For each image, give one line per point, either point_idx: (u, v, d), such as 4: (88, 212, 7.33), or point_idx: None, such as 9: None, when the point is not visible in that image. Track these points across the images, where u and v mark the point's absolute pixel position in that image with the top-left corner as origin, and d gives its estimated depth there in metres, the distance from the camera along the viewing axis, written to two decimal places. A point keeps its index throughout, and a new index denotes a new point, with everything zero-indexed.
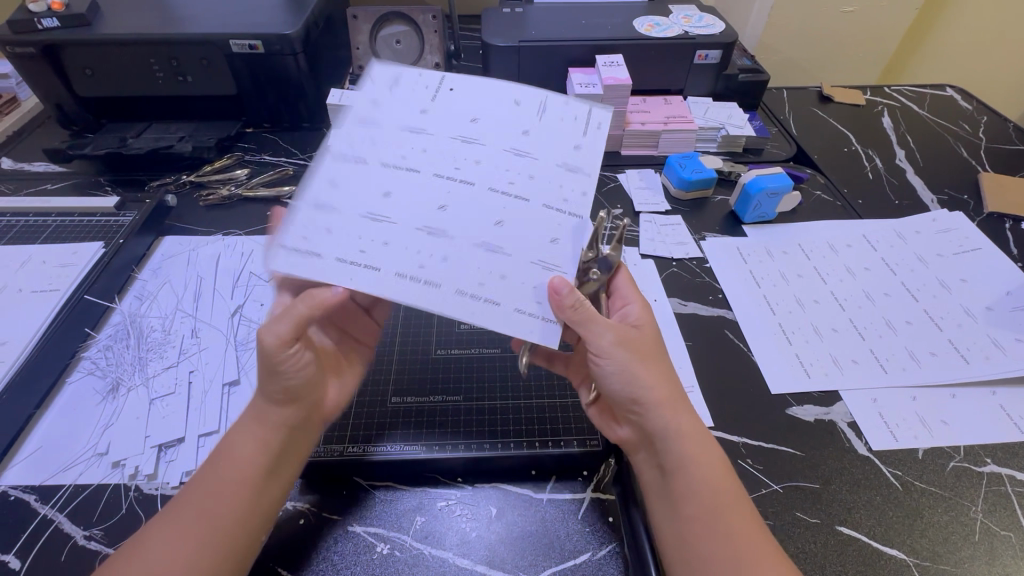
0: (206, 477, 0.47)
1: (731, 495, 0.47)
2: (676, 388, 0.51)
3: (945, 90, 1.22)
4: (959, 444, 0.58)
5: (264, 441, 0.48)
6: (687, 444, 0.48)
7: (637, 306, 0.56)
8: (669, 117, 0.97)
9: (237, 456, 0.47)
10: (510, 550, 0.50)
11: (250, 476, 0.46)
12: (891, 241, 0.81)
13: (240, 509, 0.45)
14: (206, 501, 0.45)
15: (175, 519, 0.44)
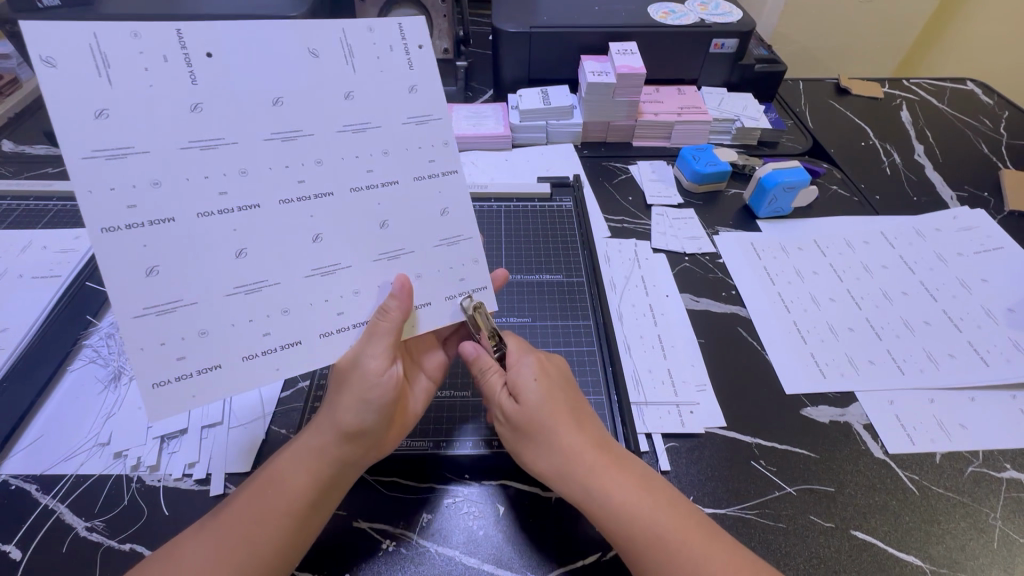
0: (245, 493, 0.45)
1: (652, 542, 0.43)
2: (574, 441, 0.47)
3: (965, 83, 1.19)
4: (978, 448, 0.57)
5: (317, 470, 0.46)
6: (609, 490, 0.45)
7: (527, 361, 0.51)
8: (683, 107, 0.95)
9: (285, 478, 0.45)
10: (519, 548, 0.49)
11: (296, 504, 0.44)
12: (909, 239, 0.79)
13: (273, 538, 0.43)
14: (243, 521, 0.43)
15: (209, 531, 0.43)
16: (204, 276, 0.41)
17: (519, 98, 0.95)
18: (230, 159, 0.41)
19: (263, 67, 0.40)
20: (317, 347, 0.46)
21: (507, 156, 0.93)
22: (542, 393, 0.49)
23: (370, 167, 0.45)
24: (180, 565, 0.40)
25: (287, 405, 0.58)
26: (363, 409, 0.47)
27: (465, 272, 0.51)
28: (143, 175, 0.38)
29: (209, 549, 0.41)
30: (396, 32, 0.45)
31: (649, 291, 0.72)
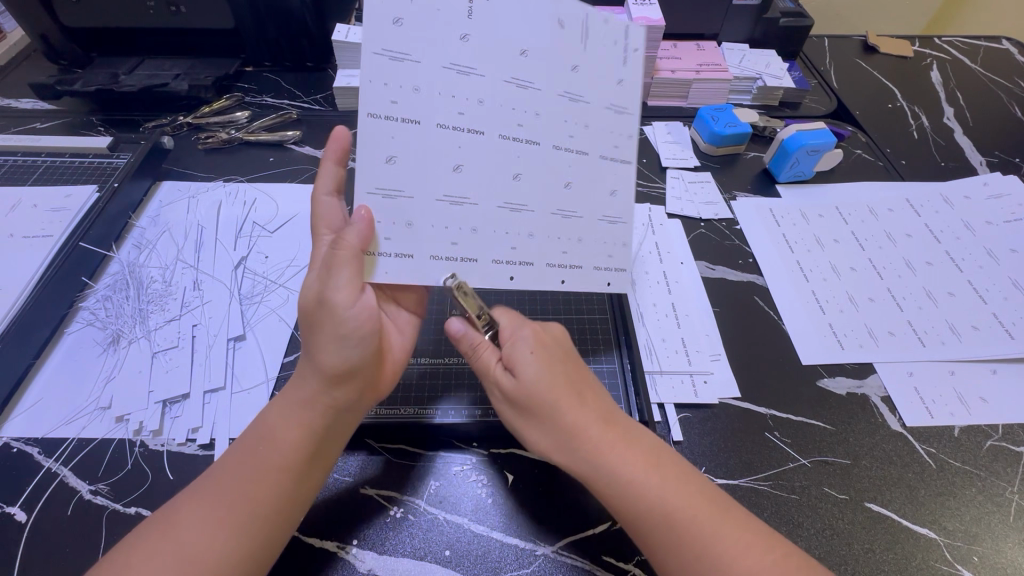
0: (235, 454, 0.44)
1: (658, 519, 0.42)
2: (580, 415, 0.45)
3: (999, 42, 1.13)
4: (999, 422, 0.56)
5: (306, 423, 0.44)
6: (620, 470, 0.43)
7: (528, 333, 0.48)
8: (702, 64, 0.90)
9: (273, 435, 0.44)
10: (528, 517, 0.48)
11: (289, 461, 0.43)
12: (935, 206, 0.76)
13: (271, 496, 0.42)
14: (239, 480, 0.42)
15: (201, 496, 0.41)
16: (424, 176, 0.45)
17: None
18: (472, 89, 0.45)
19: (517, 20, 0.45)
20: (486, 269, 0.49)
21: None
22: (540, 367, 0.45)
23: (572, 132, 0.48)
24: (177, 532, 0.39)
25: (290, 370, 0.57)
26: (344, 350, 0.44)
27: (618, 251, 0.53)
28: (409, 81, 0.43)
29: (204, 514, 0.40)
30: (624, 32, 0.48)
31: (663, 259, 0.69)
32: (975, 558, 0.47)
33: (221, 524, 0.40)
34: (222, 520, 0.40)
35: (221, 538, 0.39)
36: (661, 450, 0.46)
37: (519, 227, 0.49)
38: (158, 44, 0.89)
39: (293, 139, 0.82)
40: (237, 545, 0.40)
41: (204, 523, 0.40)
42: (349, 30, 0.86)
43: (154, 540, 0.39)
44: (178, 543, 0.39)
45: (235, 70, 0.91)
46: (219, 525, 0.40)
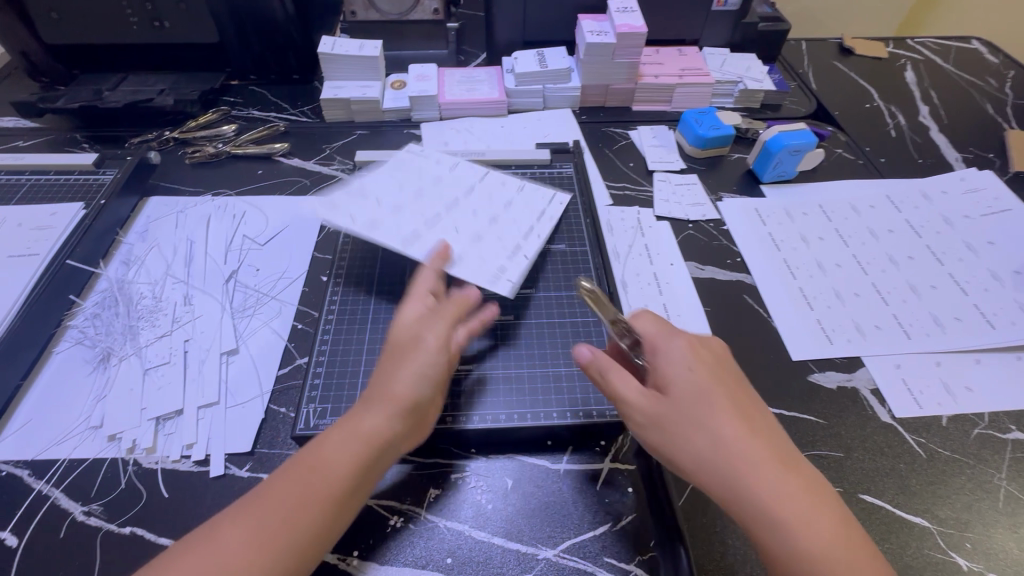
0: (290, 471, 0.43)
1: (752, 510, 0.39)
2: (743, 434, 0.41)
3: (969, 41, 1.16)
4: (985, 410, 0.57)
5: (365, 455, 0.44)
6: (762, 494, 0.39)
7: (678, 345, 0.46)
8: (684, 69, 0.92)
9: (330, 458, 0.43)
10: (528, 522, 0.48)
11: (338, 492, 0.43)
12: (915, 202, 0.78)
13: (317, 526, 0.41)
14: (288, 502, 0.41)
15: (250, 513, 0.40)
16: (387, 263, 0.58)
17: (514, 60, 0.91)
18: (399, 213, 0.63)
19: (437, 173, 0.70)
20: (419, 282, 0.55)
21: (503, 123, 0.89)
22: (700, 381, 0.44)
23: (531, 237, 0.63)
24: (219, 549, 0.38)
25: (285, 383, 0.57)
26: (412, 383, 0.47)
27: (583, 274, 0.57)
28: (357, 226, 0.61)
29: (249, 533, 0.39)
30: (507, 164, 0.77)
31: (653, 261, 0.70)
32: (968, 544, 0.48)
33: (263, 548, 0.39)
34: (264, 543, 0.39)
35: (260, 562, 0.38)
36: (779, 435, 0.43)
37: (489, 285, 0.57)
38: (142, 59, 0.89)
39: (281, 151, 0.83)
40: (272, 574, 0.38)
41: (247, 542, 0.39)
42: (335, 42, 0.86)
43: (191, 559, 0.38)
44: (219, 562, 0.38)
45: (221, 84, 0.91)
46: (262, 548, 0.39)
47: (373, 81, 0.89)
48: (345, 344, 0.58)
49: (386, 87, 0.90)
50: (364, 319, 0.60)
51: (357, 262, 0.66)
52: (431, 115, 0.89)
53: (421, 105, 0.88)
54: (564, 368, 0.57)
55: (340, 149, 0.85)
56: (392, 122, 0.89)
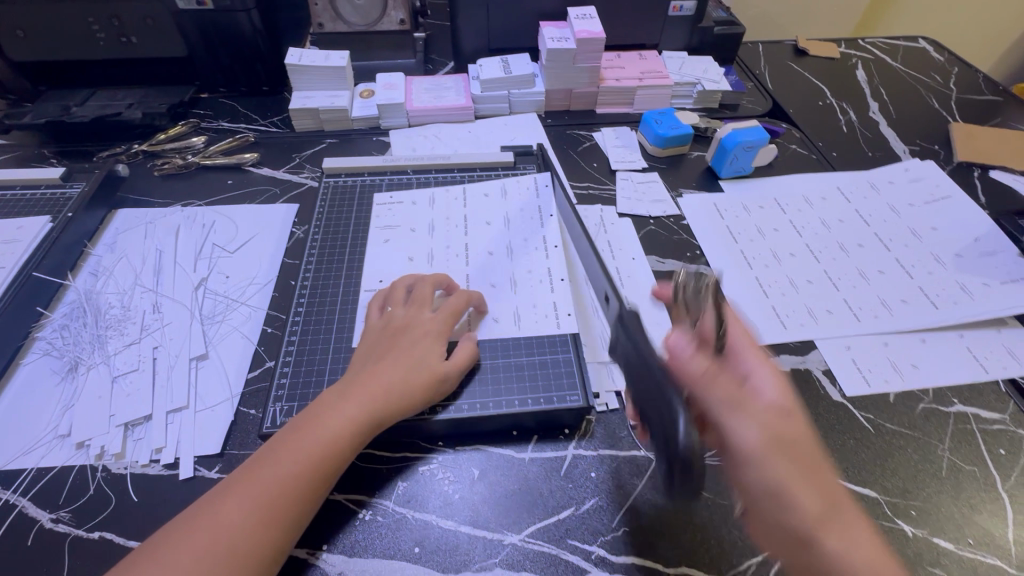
0: (283, 449, 0.46)
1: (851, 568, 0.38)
2: (818, 460, 0.42)
3: (917, 41, 1.22)
4: (928, 386, 0.60)
5: (355, 434, 0.48)
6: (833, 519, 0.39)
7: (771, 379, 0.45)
8: (644, 72, 0.95)
9: (323, 437, 0.46)
10: (494, 509, 0.50)
11: (332, 467, 0.46)
12: (864, 193, 0.81)
13: (313, 497, 0.45)
14: (291, 479, 0.44)
15: (244, 491, 0.43)
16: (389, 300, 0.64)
17: (480, 67, 0.93)
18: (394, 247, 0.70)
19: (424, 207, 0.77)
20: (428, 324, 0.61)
21: (470, 128, 0.91)
22: (783, 402, 0.44)
23: (545, 253, 0.69)
24: (225, 529, 0.41)
25: (254, 386, 0.58)
26: (417, 377, 0.51)
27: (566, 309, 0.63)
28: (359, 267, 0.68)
29: (248, 511, 0.42)
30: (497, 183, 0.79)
31: (615, 256, 0.72)
32: (913, 512, 0.50)
33: (263, 524, 0.42)
34: (263, 518, 0.42)
35: (266, 536, 0.42)
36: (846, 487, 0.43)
37: (532, 322, 0.61)
38: (109, 74, 0.90)
39: (251, 161, 0.84)
40: (272, 548, 0.42)
41: (251, 521, 0.42)
42: (302, 53, 0.88)
43: (198, 537, 0.40)
44: (227, 541, 0.41)
45: (190, 97, 0.93)
46: (261, 523, 0.42)
47: (341, 90, 0.91)
48: (311, 347, 0.59)
49: (355, 96, 0.92)
50: (331, 321, 0.62)
51: (324, 267, 0.68)
52: (399, 122, 0.91)
53: (389, 112, 0.89)
54: (527, 360, 0.58)
55: (310, 158, 0.86)
56: (361, 130, 0.91)
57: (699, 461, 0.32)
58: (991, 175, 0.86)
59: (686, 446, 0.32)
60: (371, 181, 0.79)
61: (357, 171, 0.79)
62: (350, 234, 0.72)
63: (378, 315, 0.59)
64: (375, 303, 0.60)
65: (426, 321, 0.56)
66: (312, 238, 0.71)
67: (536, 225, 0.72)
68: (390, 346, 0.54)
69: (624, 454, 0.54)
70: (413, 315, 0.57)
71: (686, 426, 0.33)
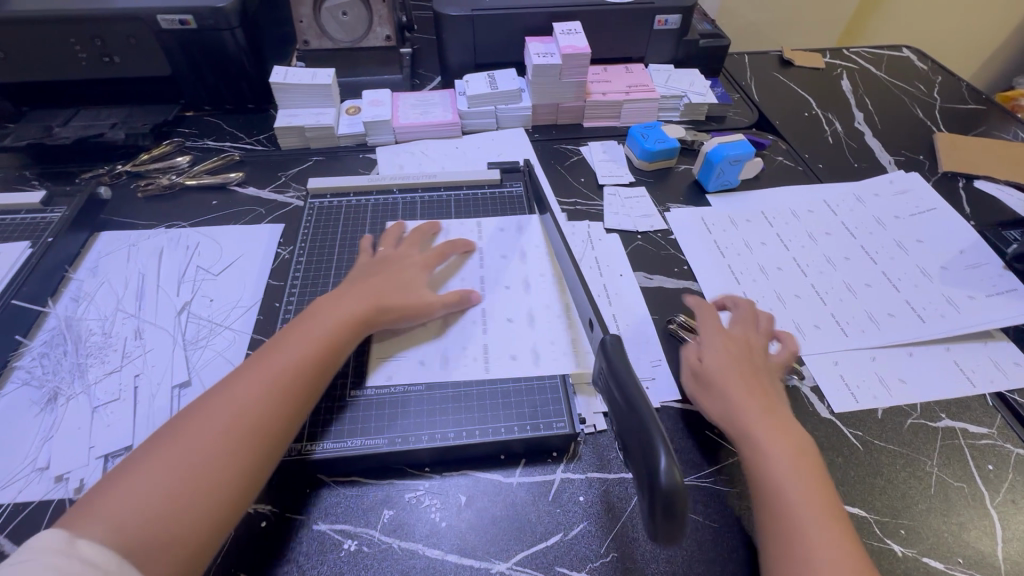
0: (190, 425, 0.45)
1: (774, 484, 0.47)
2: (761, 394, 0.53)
3: (901, 50, 1.23)
4: (916, 400, 0.60)
5: (266, 399, 0.48)
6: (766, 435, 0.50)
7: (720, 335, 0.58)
8: (631, 85, 0.95)
9: (234, 407, 0.46)
10: (481, 537, 0.49)
11: (253, 434, 0.46)
12: (850, 205, 0.82)
13: (234, 478, 0.43)
14: (206, 449, 0.44)
15: (157, 463, 0.42)
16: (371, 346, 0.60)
17: (466, 83, 0.93)
18: None
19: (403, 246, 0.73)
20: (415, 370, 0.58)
21: (457, 144, 0.91)
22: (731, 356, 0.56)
23: (526, 288, 0.66)
24: (135, 498, 0.40)
25: None
26: (345, 328, 0.55)
27: (550, 351, 0.60)
28: None
29: (169, 479, 0.41)
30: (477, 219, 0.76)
31: (605, 281, 0.71)
32: (902, 531, 0.50)
33: (180, 495, 0.41)
34: (177, 496, 0.41)
35: (185, 510, 0.41)
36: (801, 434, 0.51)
37: (517, 362, 0.59)
38: (93, 94, 0.89)
39: (236, 181, 0.83)
40: (196, 521, 0.41)
41: (165, 493, 0.41)
42: (287, 71, 0.88)
43: (109, 507, 0.39)
44: (143, 515, 0.39)
45: (175, 116, 0.92)
46: (177, 500, 0.41)
47: (328, 108, 0.90)
48: None
49: (341, 113, 0.92)
50: None
51: (309, 290, 0.67)
52: (386, 139, 0.91)
53: (376, 129, 0.89)
54: (513, 384, 0.58)
55: (296, 176, 0.86)
56: (348, 148, 0.90)
57: (679, 499, 0.34)
58: (976, 185, 0.87)
59: (667, 484, 0.34)
60: (357, 200, 0.78)
61: (343, 190, 0.79)
62: (334, 255, 0.71)
63: (370, 253, 0.67)
64: (368, 245, 0.68)
65: (414, 255, 0.67)
66: (297, 261, 0.70)
67: (517, 260, 0.69)
68: (377, 271, 0.62)
69: (613, 478, 0.53)
70: (403, 251, 0.67)
71: (667, 464, 0.34)
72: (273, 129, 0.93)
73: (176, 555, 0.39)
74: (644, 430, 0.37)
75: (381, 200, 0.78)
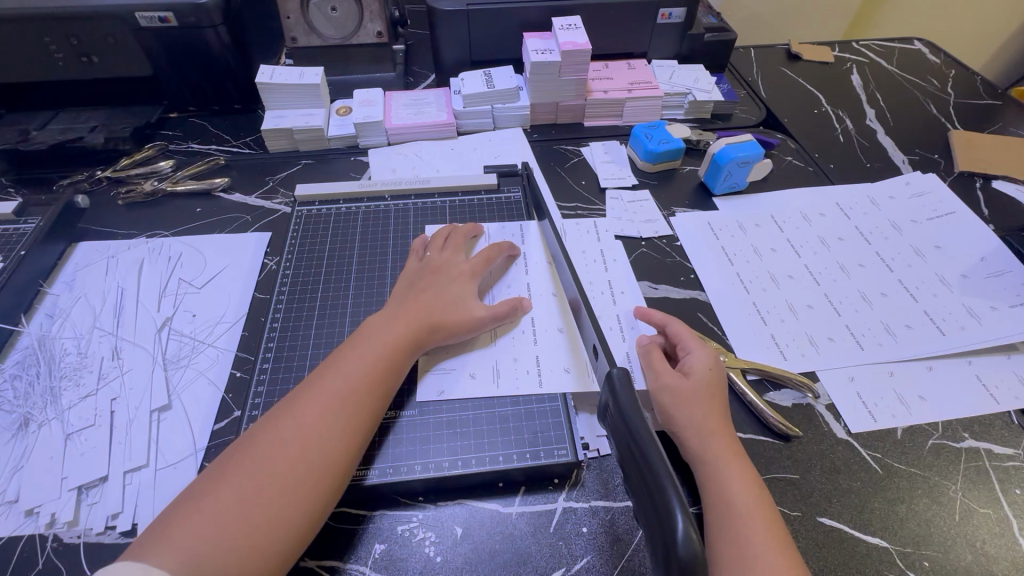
0: (256, 452, 0.44)
1: (725, 509, 0.44)
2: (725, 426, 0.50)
3: (912, 42, 1.19)
4: (938, 419, 0.57)
5: (333, 429, 0.46)
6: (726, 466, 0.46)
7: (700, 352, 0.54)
8: (633, 82, 0.91)
9: (303, 428, 0.46)
10: (478, 573, 0.46)
11: (321, 467, 0.44)
12: (863, 208, 0.78)
13: (301, 509, 0.42)
14: (279, 484, 0.43)
15: (223, 497, 0.41)
16: None
17: (461, 81, 0.89)
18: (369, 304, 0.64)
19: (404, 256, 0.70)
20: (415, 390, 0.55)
21: (453, 145, 0.87)
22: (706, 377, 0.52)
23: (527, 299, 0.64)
24: (215, 535, 0.39)
25: (220, 438, 0.53)
26: (406, 345, 0.54)
27: (550, 370, 0.57)
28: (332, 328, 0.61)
29: (239, 514, 0.41)
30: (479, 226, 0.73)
31: (615, 299, 0.66)
32: (926, 563, 0.47)
33: (250, 534, 0.40)
34: (248, 530, 0.40)
35: (261, 548, 0.40)
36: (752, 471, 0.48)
37: (516, 383, 0.56)
38: (70, 96, 0.85)
39: (222, 186, 0.80)
40: (269, 559, 0.40)
41: (239, 530, 0.40)
42: (274, 70, 0.84)
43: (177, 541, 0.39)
44: (225, 553, 0.39)
45: (157, 118, 0.88)
46: (247, 533, 0.40)
47: (316, 109, 0.86)
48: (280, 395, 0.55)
49: (331, 114, 0.88)
50: (302, 365, 0.58)
51: (295, 306, 0.63)
52: (378, 140, 0.87)
53: (367, 131, 0.85)
54: (511, 407, 0.55)
55: (284, 181, 0.82)
56: (338, 150, 0.87)
57: (701, 567, 0.31)
58: (994, 186, 0.83)
59: (685, 551, 0.31)
60: (347, 207, 0.75)
61: (333, 196, 0.75)
62: (324, 266, 0.67)
63: (417, 260, 0.64)
64: (414, 250, 0.66)
65: (460, 263, 0.63)
66: (283, 273, 0.67)
67: (518, 269, 0.67)
68: (425, 284, 0.60)
69: (618, 507, 0.50)
70: (447, 259, 0.63)
71: (685, 527, 0.32)
72: (260, 131, 0.89)
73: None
74: (658, 488, 0.34)
75: (374, 207, 0.75)
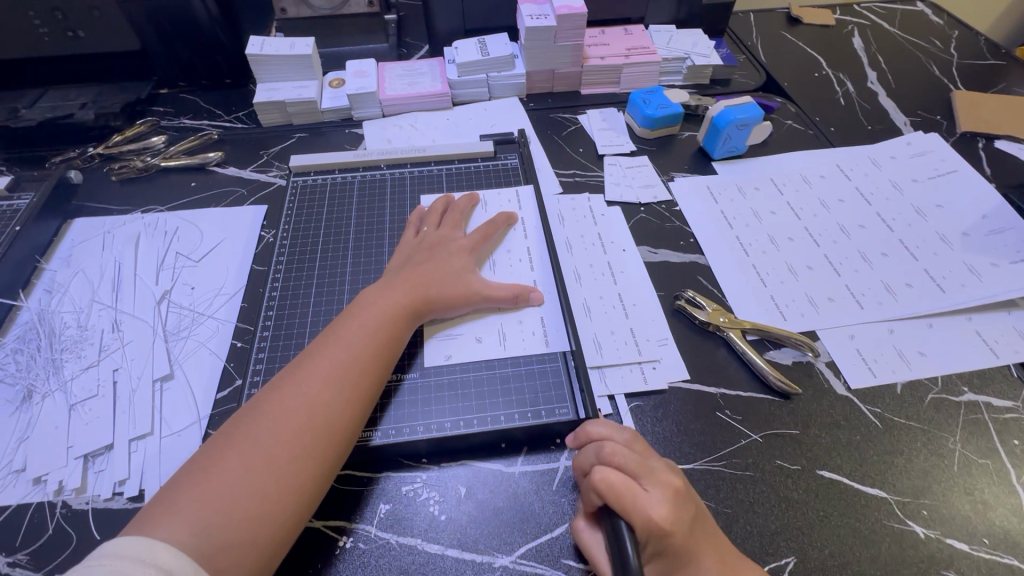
0: (261, 420, 0.44)
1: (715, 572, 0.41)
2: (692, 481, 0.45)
3: (915, 4, 1.16)
4: (938, 374, 0.57)
5: (336, 397, 0.46)
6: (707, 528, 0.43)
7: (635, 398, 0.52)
8: (631, 48, 0.90)
9: (307, 397, 0.46)
10: (482, 529, 0.47)
11: (326, 433, 0.45)
12: (864, 170, 0.77)
13: (311, 476, 0.43)
14: (287, 452, 0.43)
15: (231, 465, 0.42)
16: None
17: (455, 50, 0.88)
18: (371, 274, 0.63)
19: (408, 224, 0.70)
20: (424, 356, 0.55)
21: (448, 116, 0.86)
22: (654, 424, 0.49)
23: (529, 263, 0.64)
24: (225, 503, 0.40)
25: (224, 405, 0.54)
26: (405, 315, 0.54)
27: (553, 334, 0.57)
28: (334, 297, 0.61)
29: (247, 481, 0.41)
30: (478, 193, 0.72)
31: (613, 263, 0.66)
32: (924, 512, 0.48)
33: (263, 499, 0.41)
34: (261, 494, 0.41)
35: (273, 512, 0.41)
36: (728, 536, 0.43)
37: (521, 345, 0.56)
38: (59, 72, 0.84)
39: (216, 161, 0.79)
40: (282, 522, 0.41)
41: (250, 497, 0.40)
42: (264, 41, 0.82)
43: (189, 508, 0.39)
44: (237, 519, 0.39)
45: (148, 93, 0.87)
46: (258, 500, 0.41)
47: (308, 80, 0.85)
48: (281, 363, 0.55)
49: (323, 85, 0.87)
50: (301, 334, 0.58)
51: (293, 277, 0.63)
52: (373, 112, 0.86)
53: (361, 102, 0.84)
54: (511, 369, 0.55)
55: (279, 154, 0.81)
56: (332, 123, 0.85)
57: None
58: (996, 145, 0.83)
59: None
60: (342, 178, 0.74)
61: (327, 167, 0.75)
62: (321, 237, 0.67)
63: (414, 233, 0.64)
64: (412, 222, 0.66)
65: (458, 237, 0.63)
66: (279, 244, 0.66)
67: (519, 236, 0.67)
68: (424, 255, 0.60)
69: None
70: (444, 232, 0.63)
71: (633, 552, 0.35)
72: (253, 105, 0.88)
73: (260, 552, 0.40)
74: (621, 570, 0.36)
75: (370, 179, 0.74)
